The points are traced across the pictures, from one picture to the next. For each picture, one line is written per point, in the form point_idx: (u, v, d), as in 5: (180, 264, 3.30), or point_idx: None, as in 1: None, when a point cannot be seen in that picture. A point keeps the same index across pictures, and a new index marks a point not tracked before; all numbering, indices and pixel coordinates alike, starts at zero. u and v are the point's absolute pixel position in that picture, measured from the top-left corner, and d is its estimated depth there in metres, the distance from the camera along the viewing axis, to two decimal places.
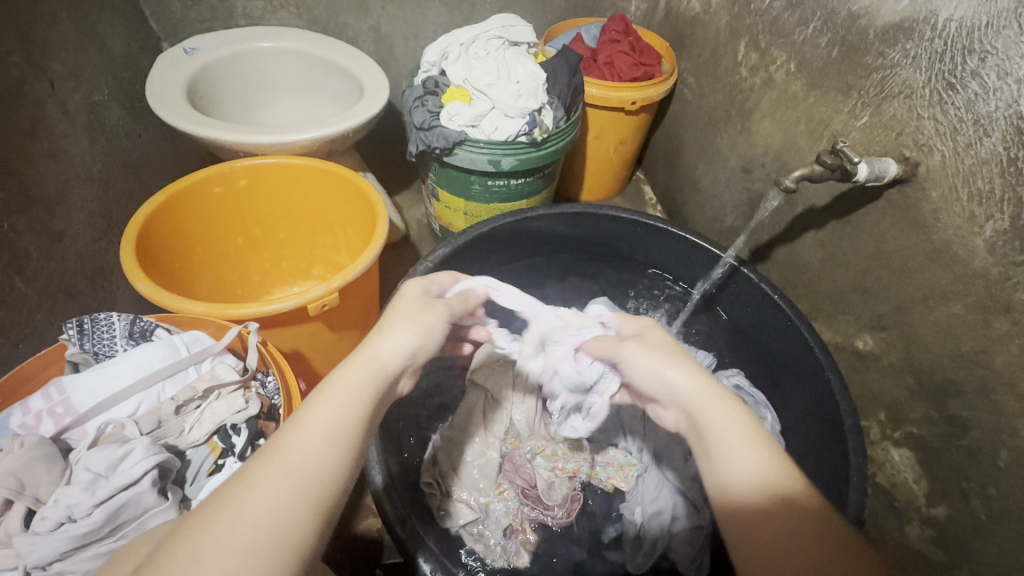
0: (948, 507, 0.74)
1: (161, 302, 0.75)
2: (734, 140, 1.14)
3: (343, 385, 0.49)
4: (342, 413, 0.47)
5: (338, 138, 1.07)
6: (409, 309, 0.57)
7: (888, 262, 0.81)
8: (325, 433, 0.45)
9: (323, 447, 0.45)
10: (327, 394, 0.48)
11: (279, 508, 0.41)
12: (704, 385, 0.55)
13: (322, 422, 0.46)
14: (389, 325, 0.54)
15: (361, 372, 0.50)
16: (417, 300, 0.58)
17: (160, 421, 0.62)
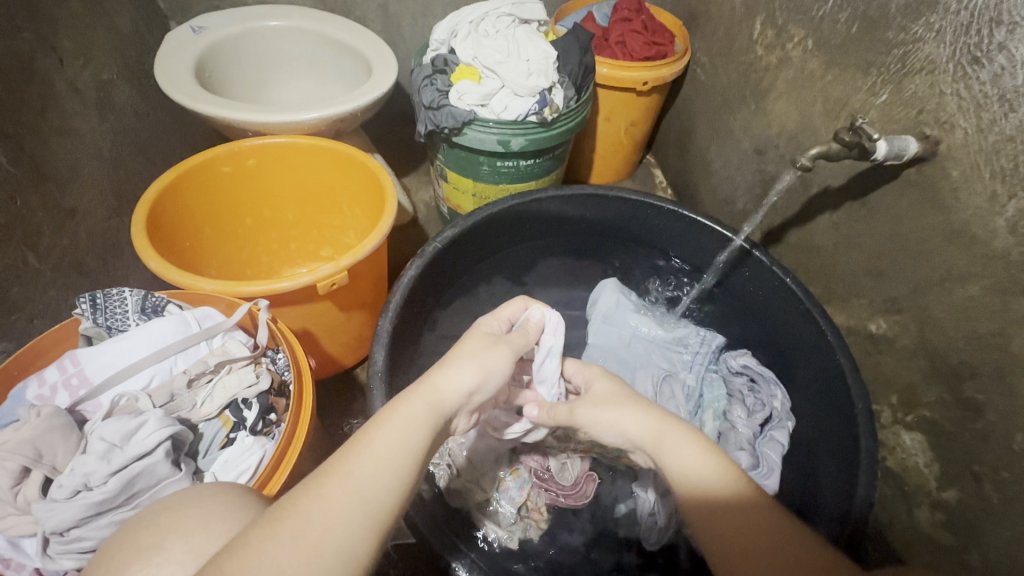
0: (959, 491, 0.73)
1: (171, 279, 0.76)
2: (748, 120, 1.12)
3: (407, 411, 0.50)
4: (406, 435, 0.48)
5: (346, 118, 1.06)
6: (471, 348, 0.58)
7: (904, 244, 0.80)
8: (392, 454, 0.46)
9: (384, 464, 0.45)
10: (391, 420, 0.49)
11: (338, 521, 0.41)
12: (651, 421, 0.59)
13: (388, 446, 0.47)
14: (450, 360, 0.55)
15: (427, 402, 0.51)
16: (485, 337, 0.60)
17: (173, 394, 0.62)
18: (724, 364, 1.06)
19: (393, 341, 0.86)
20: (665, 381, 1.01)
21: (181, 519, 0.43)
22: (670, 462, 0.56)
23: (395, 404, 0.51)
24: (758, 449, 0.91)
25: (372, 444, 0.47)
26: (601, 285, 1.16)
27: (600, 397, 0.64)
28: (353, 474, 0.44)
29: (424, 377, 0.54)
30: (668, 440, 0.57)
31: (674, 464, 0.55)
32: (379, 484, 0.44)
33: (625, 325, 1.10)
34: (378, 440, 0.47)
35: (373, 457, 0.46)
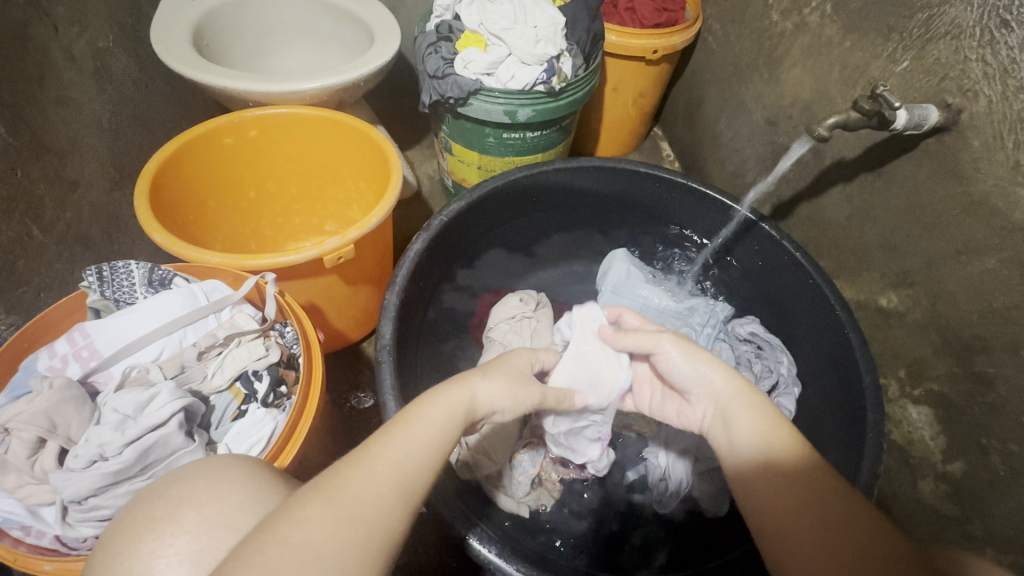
0: (965, 463, 0.74)
1: (178, 252, 0.75)
2: (760, 90, 1.09)
3: (445, 399, 0.50)
4: (442, 425, 0.49)
5: (349, 88, 1.03)
6: (509, 371, 0.59)
7: (920, 216, 0.78)
8: (431, 437, 0.48)
9: (422, 449, 0.47)
10: (431, 400, 0.50)
11: (384, 504, 0.42)
12: (737, 383, 0.59)
13: (426, 433, 0.48)
14: (488, 372, 0.57)
15: (460, 393, 0.52)
16: (519, 370, 0.61)
17: (183, 366, 0.62)
18: (731, 332, 1.06)
19: (400, 315, 0.86)
20: None
21: (195, 490, 0.44)
22: (738, 410, 0.57)
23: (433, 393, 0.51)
24: None
25: (412, 429, 0.48)
26: (611, 255, 1.15)
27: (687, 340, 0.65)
28: (395, 458, 0.45)
29: (461, 377, 0.55)
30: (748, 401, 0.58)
31: (741, 422, 0.56)
32: (421, 466, 0.46)
33: (635, 296, 1.10)
34: (422, 422, 0.48)
35: (414, 442, 0.47)
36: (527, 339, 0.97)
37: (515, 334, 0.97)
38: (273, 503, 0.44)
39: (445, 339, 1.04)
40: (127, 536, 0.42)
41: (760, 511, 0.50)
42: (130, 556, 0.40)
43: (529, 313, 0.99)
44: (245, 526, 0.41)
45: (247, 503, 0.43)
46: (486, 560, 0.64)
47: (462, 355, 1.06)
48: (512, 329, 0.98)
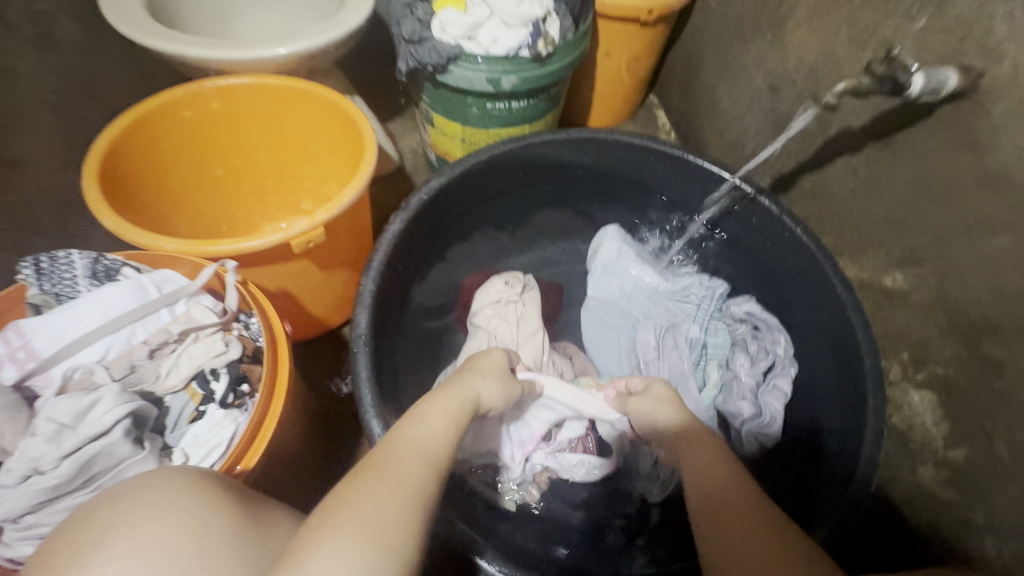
0: (968, 449, 0.71)
1: (130, 238, 0.69)
2: (762, 53, 1.02)
3: (448, 394, 0.58)
4: (452, 415, 0.56)
5: (317, 55, 0.95)
6: (493, 368, 0.67)
7: (931, 190, 0.73)
8: (443, 421, 0.54)
9: (437, 432, 0.53)
10: (437, 397, 0.57)
11: (419, 475, 0.46)
12: (681, 418, 0.67)
13: (441, 420, 0.54)
14: (486, 373, 0.65)
15: (460, 389, 0.60)
16: (500, 365, 0.69)
17: (133, 366, 0.57)
18: (728, 312, 1.01)
19: (377, 302, 0.81)
20: (668, 331, 0.97)
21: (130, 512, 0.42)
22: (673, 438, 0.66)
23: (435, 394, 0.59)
24: (761, 399, 0.89)
25: (426, 420, 0.54)
26: (602, 233, 1.08)
27: (655, 394, 0.72)
28: (417, 437, 0.51)
29: (461, 380, 0.62)
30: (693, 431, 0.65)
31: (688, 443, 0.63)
32: (438, 445, 0.51)
33: (626, 276, 1.05)
34: (430, 411, 0.55)
35: (431, 424, 0.53)
36: (514, 324, 0.92)
37: (500, 319, 0.92)
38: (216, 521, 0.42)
39: (428, 323, 0.99)
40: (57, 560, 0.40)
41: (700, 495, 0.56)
42: None
43: (515, 297, 0.95)
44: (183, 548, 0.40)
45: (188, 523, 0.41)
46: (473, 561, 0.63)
47: (446, 340, 1.01)
48: (498, 314, 0.93)
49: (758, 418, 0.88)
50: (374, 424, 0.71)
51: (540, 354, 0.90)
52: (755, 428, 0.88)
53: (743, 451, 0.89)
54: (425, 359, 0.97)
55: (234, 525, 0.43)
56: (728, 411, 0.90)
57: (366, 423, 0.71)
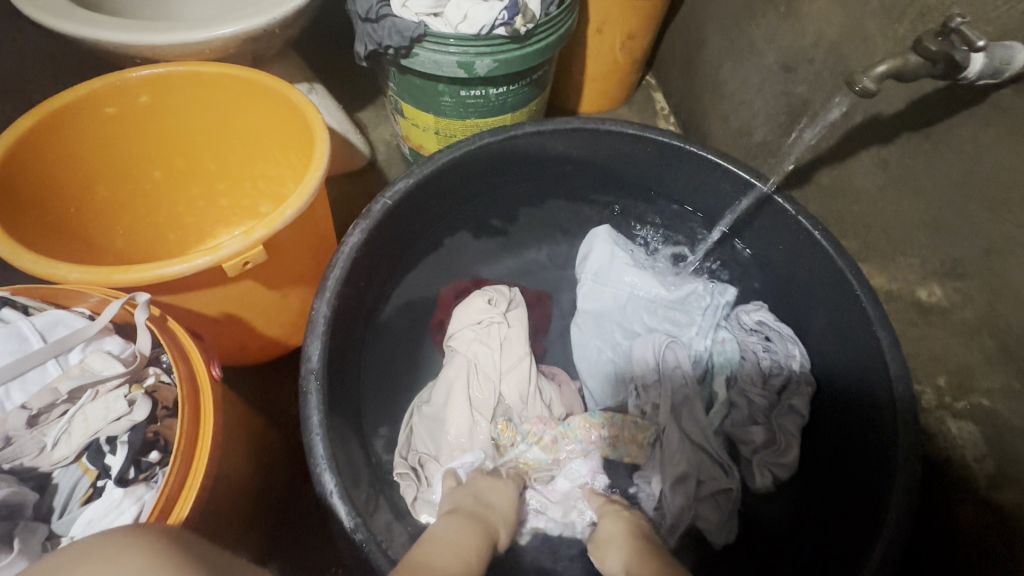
0: (1018, 495, 0.61)
1: (22, 265, 0.58)
2: (774, 28, 0.89)
3: (462, 518, 0.58)
4: (464, 538, 0.54)
5: (262, 37, 0.82)
6: (497, 491, 0.67)
7: (983, 191, 0.62)
8: (461, 552, 0.52)
9: (461, 553, 0.52)
10: (451, 526, 0.56)
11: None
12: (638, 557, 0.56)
13: (455, 547, 0.52)
14: (496, 502, 0.65)
15: (477, 515, 0.60)
16: (505, 489, 0.68)
17: (9, 437, 0.46)
18: (735, 320, 0.89)
19: (333, 329, 0.70)
20: (669, 346, 0.84)
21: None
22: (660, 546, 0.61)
23: (452, 517, 0.58)
24: (773, 422, 0.78)
25: (448, 539, 0.53)
26: (592, 234, 0.97)
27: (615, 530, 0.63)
28: (434, 564, 0.48)
29: (472, 499, 0.63)
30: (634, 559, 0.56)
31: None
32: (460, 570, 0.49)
33: (620, 284, 0.92)
34: (449, 532, 0.54)
35: (448, 550, 0.51)
36: (496, 349, 0.81)
37: (481, 343, 0.81)
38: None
39: (398, 344, 0.88)
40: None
41: None
42: None
43: (499, 318, 0.83)
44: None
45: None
46: None
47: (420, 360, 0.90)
48: (479, 337, 0.82)
49: (771, 445, 0.78)
50: (328, 478, 0.60)
51: (526, 386, 0.80)
52: (769, 458, 0.77)
53: (755, 486, 0.77)
54: (395, 384, 0.86)
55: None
56: (738, 436, 0.78)
57: (318, 476, 0.61)
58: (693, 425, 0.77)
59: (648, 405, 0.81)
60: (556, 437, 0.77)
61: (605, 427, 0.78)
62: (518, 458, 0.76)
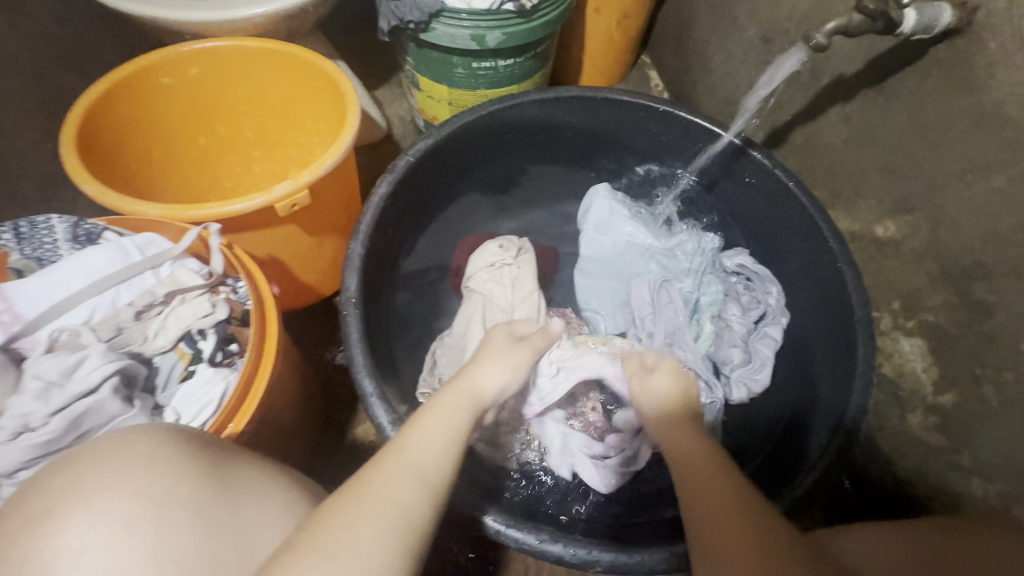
0: (956, 395, 0.71)
1: (110, 203, 0.68)
2: (754, 3, 0.99)
3: (450, 395, 0.59)
4: (448, 423, 0.55)
5: (297, 15, 0.92)
6: (499, 349, 0.69)
7: (924, 135, 0.72)
8: (444, 431, 0.54)
9: (440, 442, 0.53)
10: (432, 407, 0.57)
11: (403, 498, 0.46)
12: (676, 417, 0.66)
13: (435, 430, 0.54)
14: (491, 358, 0.67)
15: (465, 391, 0.61)
16: (506, 342, 0.71)
17: (120, 327, 0.57)
18: (719, 265, 1.00)
19: (367, 265, 0.80)
20: (662, 287, 0.95)
21: (84, 484, 0.43)
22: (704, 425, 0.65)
23: (441, 395, 0.60)
24: (751, 346, 0.90)
25: (427, 429, 0.54)
26: (591, 192, 1.07)
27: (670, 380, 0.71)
28: (408, 453, 0.50)
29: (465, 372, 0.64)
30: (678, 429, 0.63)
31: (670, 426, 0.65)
32: (435, 463, 0.51)
33: (617, 235, 1.03)
34: (433, 419, 0.55)
35: (424, 434, 0.52)
36: (508, 287, 0.92)
37: (495, 283, 0.92)
38: (178, 494, 0.44)
39: (419, 291, 0.98)
40: (18, 524, 0.42)
41: (692, 497, 0.54)
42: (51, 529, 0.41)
43: (509, 260, 0.94)
44: (146, 521, 0.42)
45: (132, 510, 0.43)
46: (507, 540, 0.62)
47: (440, 305, 1.01)
48: (492, 277, 0.92)
49: (747, 365, 0.89)
50: (367, 383, 0.71)
51: (536, 316, 0.91)
52: (745, 374, 0.89)
53: (732, 399, 0.89)
54: (418, 325, 0.96)
55: (196, 497, 0.45)
56: (719, 359, 0.91)
57: (358, 382, 0.71)
58: (684, 352, 0.89)
59: (645, 334, 0.93)
60: None
61: None
62: None
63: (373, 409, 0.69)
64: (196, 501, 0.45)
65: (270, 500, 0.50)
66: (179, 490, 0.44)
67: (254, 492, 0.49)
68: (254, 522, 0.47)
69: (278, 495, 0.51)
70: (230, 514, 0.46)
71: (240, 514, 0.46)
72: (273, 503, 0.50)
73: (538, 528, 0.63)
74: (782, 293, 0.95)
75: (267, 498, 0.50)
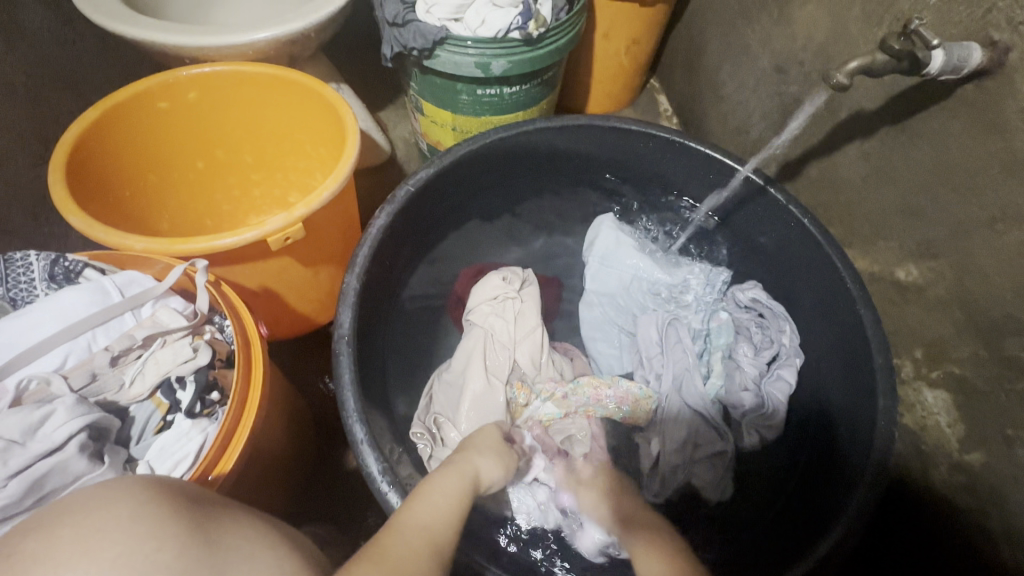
0: (985, 454, 0.66)
1: (97, 236, 0.66)
2: (768, 33, 0.96)
3: (449, 471, 0.58)
4: (453, 492, 0.56)
5: (298, 40, 0.90)
6: (490, 443, 0.67)
7: (950, 179, 0.68)
8: (448, 509, 0.53)
9: (443, 514, 0.52)
10: (438, 478, 0.57)
11: (423, 562, 0.46)
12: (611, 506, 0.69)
13: (443, 501, 0.54)
14: (483, 449, 0.65)
15: (465, 468, 0.60)
16: (497, 440, 0.68)
17: (94, 374, 0.54)
18: (731, 299, 0.96)
19: (362, 300, 0.77)
20: (672, 324, 0.91)
21: (59, 547, 0.38)
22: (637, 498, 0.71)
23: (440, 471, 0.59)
24: (764, 390, 0.85)
25: (433, 500, 0.53)
26: (597, 222, 1.04)
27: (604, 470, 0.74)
28: (421, 521, 0.50)
29: (460, 455, 0.63)
30: (637, 516, 0.65)
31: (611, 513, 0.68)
32: (444, 537, 0.50)
33: (624, 267, 1.00)
34: (439, 490, 0.55)
35: (431, 503, 0.53)
36: (510, 322, 0.88)
37: (497, 316, 0.89)
38: (158, 561, 0.39)
39: (417, 322, 0.95)
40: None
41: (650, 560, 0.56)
42: None
43: (512, 293, 0.90)
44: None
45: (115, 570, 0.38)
46: None
47: (439, 337, 0.97)
48: (494, 311, 0.89)
49: (760, 411, 0.85)
50: (358, 428, 0.67)
51: (539, 353, 0.87)
52: (757, 420, 0.84)
53: (744, 445, 0.85)
54: (416, 359, 0.93)
55: (181, 562, 0.39)
56: (730, 403, 0.86)
57: (349, 427, 0.67)
58: (694, 395, 0.84)
59: (652, 375, 0.89)
60: (567, 394, 0.84)
61: (612, 389, 0.84)
62: (534, 415, 0.82)
63: (364, 457, 0.65)
64: (180, 566, 0.39)
65: (263, 559, 0.43)
66: (159, 555, 0.39)
67: (245, 552, 0.43)
68: None
69: (276, 553, 0.45)
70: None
71: None
72: (267, 560, 0.43)
73: None
74: (797, 334, 0.91)
75: (261, 557, 0.43)
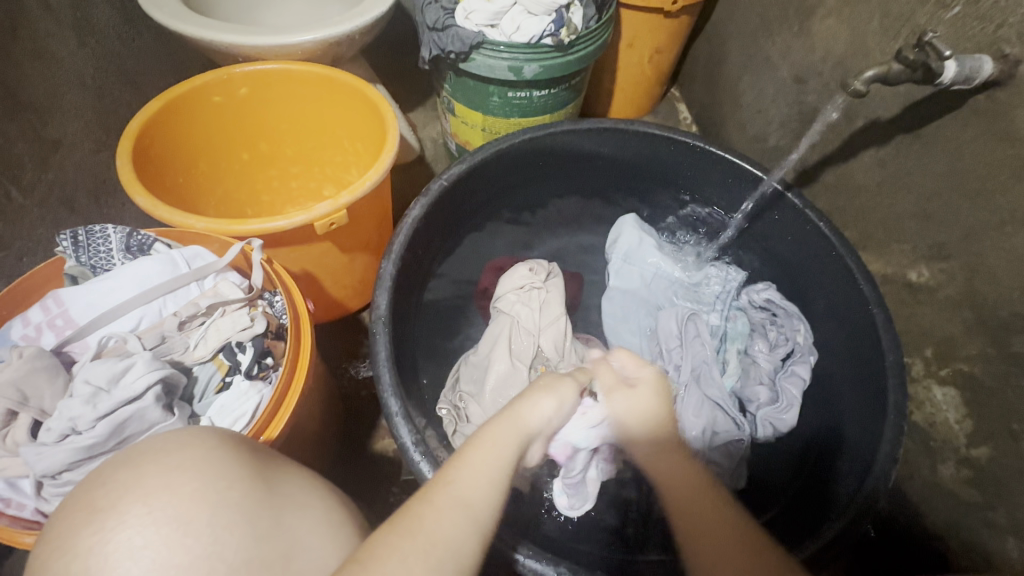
0: (991, 448, 0.69)
1: (159, 215, 0.71)
2: (788, 45, 1.01)
3: (505, 424, 0.56)
4: (500, 455, 0.53)
5: (343, 41, 0.96)
6: (549, 379, 0.64)
7: (962, 184, 0.72)
8: (490, 470, 0.51)
9: (489, 483, 0.51)
10: (481, 436, 0.55)
11: (465, 533, 0.46)
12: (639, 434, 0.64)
13: (486, 466, 0.52)
14: (536, 394, 0.61)
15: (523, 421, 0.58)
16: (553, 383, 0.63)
17: (164, 336, 0.61)
18: (746, 299, 0.99)
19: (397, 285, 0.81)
20: (691, 319, 0.95)
21: (141, 478, 0.43)
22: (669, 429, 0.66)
23: (492, 425, 0.56)
24: (778, 384, 0.89)
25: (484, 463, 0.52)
26: (619, 222, 1.08)
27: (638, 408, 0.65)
28: (459, 487, 0.49)
29: (517, 399, 0.60)
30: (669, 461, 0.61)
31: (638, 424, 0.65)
32: (483, 502, 0.49)
33: (645, 265, 1.04)
34: (490, 449, 0.53)
35: (485, 469, 0.51)
36: (536, 311, 0.93)
37: (522, 305, 0.93)
38: (230, 498, 0.43)
39: (445, 311, 1.00)
40: (80, 514, 0.42)
41: (679, 515, 0.57)
42: (107, 518, 0.41)
43: (538, 284, 0.95)
44: (199, 522, 0.41)
45: (192, 503, 0.42)
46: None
47: (464, 326, 1.02)
48: (521, 300, 0.93)
49: (774, 404, 0.88)
50: (393, 402, 0.71)
51: (562, 341, 0.91)
52: (772, 414, 0.87)
53: (759, 436, 0.88)
54: (442, 346, 0.97)
55: (247, 499, 0.44)
56: (745, 395, 0.90)
57: (384, 400, 0.72)
58: (711, 387, 0.88)
59: (671, 366, 0.93)
60: None
61: None
62: None
63: (397, 428, 0.70)
64: (248, 502, 0.44)
65: (313, 508, 0.48)
66: (231, 493, 0.43)
67: (298, 501, 0.47)
68: (308, 524, 0.46)
69: (321, 503, 0.49)
70: (277, 519, 0.44)
71: (285, 520, 0.45)
72: (317, 512, 0.48)
73: (558, 561, 0.62)
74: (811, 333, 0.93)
75: (312, 506, 0.48)
